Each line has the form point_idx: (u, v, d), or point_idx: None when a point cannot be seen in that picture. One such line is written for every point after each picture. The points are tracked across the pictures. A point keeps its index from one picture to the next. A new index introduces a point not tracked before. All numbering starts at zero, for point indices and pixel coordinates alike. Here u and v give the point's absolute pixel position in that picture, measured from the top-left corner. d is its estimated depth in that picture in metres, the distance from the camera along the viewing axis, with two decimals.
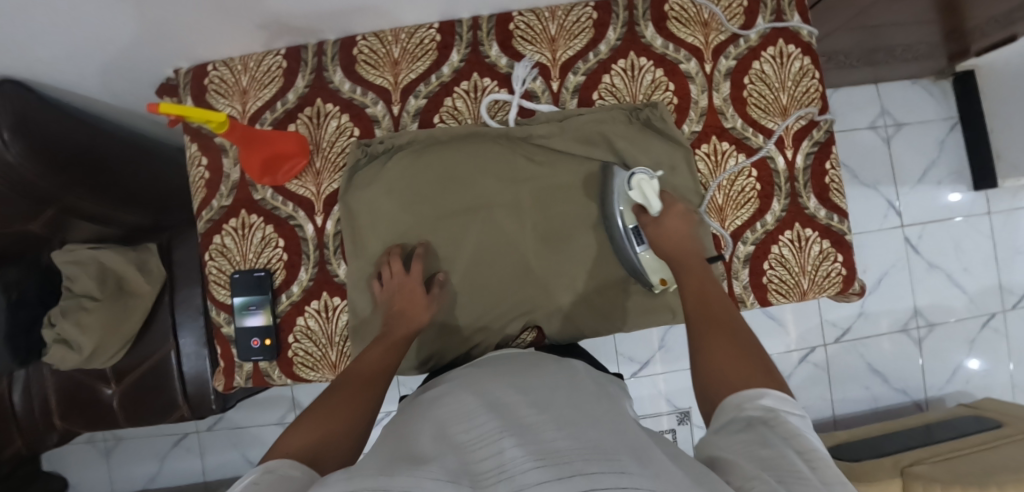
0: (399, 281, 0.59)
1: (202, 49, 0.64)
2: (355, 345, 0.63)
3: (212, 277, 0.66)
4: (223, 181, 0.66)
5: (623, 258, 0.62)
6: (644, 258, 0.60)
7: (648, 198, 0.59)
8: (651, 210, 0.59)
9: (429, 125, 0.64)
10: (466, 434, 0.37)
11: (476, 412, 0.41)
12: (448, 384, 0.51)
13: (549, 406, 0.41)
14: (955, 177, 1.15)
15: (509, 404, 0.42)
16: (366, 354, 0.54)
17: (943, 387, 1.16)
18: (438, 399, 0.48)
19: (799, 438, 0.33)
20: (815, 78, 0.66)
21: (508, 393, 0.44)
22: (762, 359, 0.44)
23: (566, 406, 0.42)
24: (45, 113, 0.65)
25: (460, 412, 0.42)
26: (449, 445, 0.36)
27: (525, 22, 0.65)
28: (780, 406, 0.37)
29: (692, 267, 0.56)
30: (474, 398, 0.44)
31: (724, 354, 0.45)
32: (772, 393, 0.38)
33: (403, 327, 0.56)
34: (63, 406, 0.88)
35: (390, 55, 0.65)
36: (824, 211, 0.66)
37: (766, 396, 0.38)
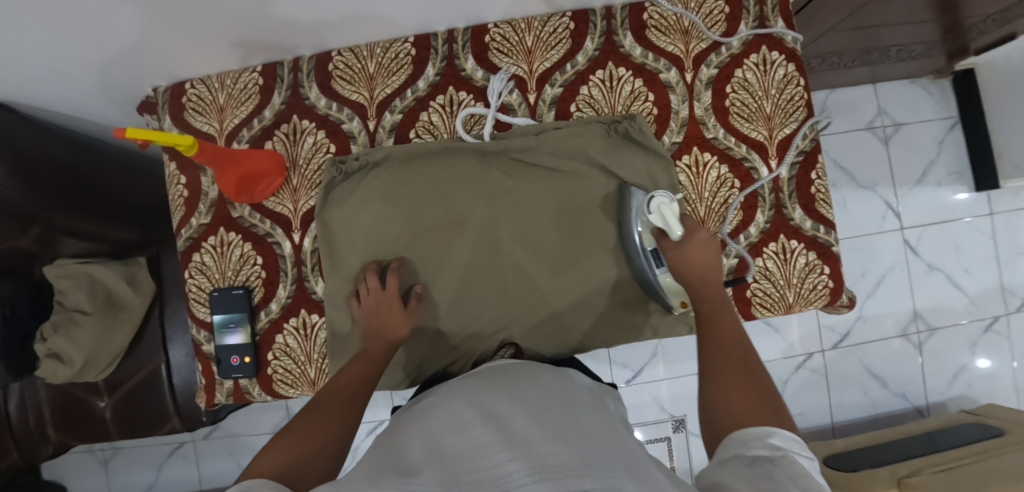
0: (375, 297, 0.58)
1: (178, 68, 0.64)
2: (333, 362, 0.63)
3: (192, 295, 0.66)
4: (201, 199, 0.66)
5: (640, 277, 0.61)
6: (663, 281, 0.59)
7: (670, 222, 0.57)
8: (672, 235, 0.57)
9: (405, 140, 0.64)
10: (461, 447, 0.37)
11: (470, 422, 0.40)
12: (435, 395, 0.50)
13: (540, 416, 0.41)
14: (955, 177, 1.12)
15: (502, 415, 0.41)
16: (345, 371, 0.53)
17: (944, 392, 1.14)
18: (430, 407, 0.47)
19: (805, 478, 0.31)
20: (801, 86, 0.64)
21: (503, 402, 0.44)
22: (772, 397, 0.43)
23: (557, 416, 0.42)
24: (25, 131, 0.67)
25: (452, 420, 0.42)
26: (440, 460, 0.36)
27: (501, 34, 0.64)
28: (789, 447, 0.35)
29: (709, 293, 0.54)
30: (468, 407, 0.44)
31: (735, 392, 0.43)
32: (783, 432, 0.37)
33: (381, 342, 0.55)
34: (57, 418, 0.89)
35: (365, 70, 0.64)
36: (810, 222, 0.64)
37: (774, 435, 0.36)
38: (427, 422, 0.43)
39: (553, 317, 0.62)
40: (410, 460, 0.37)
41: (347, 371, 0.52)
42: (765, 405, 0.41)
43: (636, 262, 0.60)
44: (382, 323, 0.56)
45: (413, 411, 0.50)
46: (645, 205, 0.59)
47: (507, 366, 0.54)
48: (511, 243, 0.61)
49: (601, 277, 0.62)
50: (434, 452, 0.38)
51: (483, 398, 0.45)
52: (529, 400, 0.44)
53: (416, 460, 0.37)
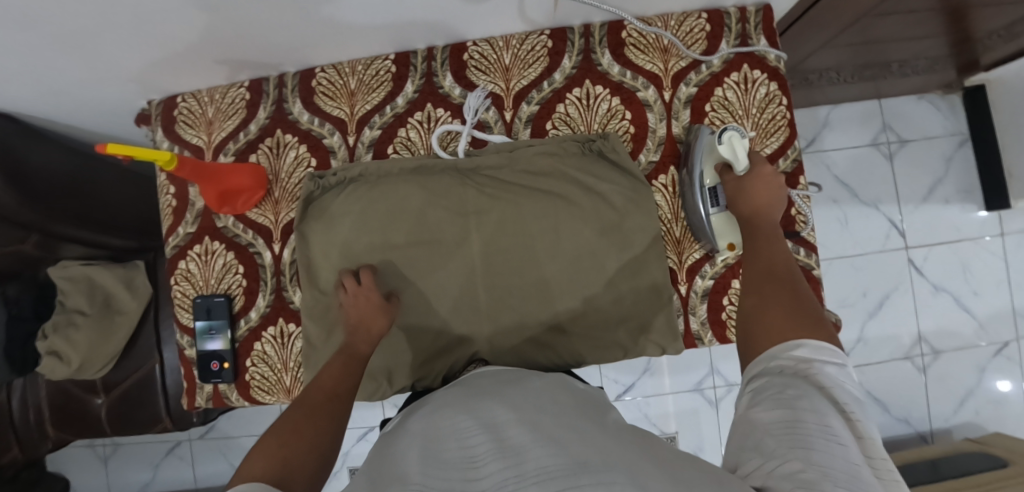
0: (351, 300, 0.58)
1: (168, 82, 0.67)
2: (307, 372, 0.64)
3: (177, 301, 0.68)
4: (189, 208, 0.68)
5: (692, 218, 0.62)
6: (714, 220, 0.60)
7: (737, 155, 0.57)
8: (736, 168, 0.57)
9: (383, 155, 0.65)
10: (457, 453, 0.40)
11: (465, 432, 0.43)
12: (426, 413, 0.52)
13: (530, 424, 0.42)
14: (964, 195, 1.08)
15: (499, 422, 0.43)
16: (328, 368, 0.53)
17: (950, 418, 1.09)
18: (426, 421, 0.48)
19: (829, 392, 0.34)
20: (782, 105, 0.63)
21: (499, 409, 0.46)
22: (810, 311, 0.43)
23: (547, 424, 0.42)
24: (27, 142, 0.72)
25: (448, 432, 0.44)
26: (442, 461, 0.39)
27: (479, 52, 0.65)
28: (816, 356, 0.37)
29: (761, 226, 0.54)
30: (463, 417, 0.46)
31: (776, 306, 0.44)
32: (811, 343, 0.38)
33: (361, 341, 0.55)
34: (55, 415, 0.93)
35: (347, 87, 0.66)
36: (790, 244, 0.62)
37: (802, 346, 0.38)
38: (421, 435, 0.45)
39: (538, 330, 0.62)
40: (409, 467, 0.39)
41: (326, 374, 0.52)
42: (804, 319, 0.41)
43: (692, 198, 0.61)
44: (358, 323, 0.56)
45: (402, 430, 0.51)
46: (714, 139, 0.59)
47: (489, 384, 0.54)
48: (489, 258, 0.61)
49: (585, 291, 0.61)
50: (432, 457, 0.40)
51: (480, 408, 0.47)
52: (523, 409, 0.46)
53: (412, 466, 0.38)
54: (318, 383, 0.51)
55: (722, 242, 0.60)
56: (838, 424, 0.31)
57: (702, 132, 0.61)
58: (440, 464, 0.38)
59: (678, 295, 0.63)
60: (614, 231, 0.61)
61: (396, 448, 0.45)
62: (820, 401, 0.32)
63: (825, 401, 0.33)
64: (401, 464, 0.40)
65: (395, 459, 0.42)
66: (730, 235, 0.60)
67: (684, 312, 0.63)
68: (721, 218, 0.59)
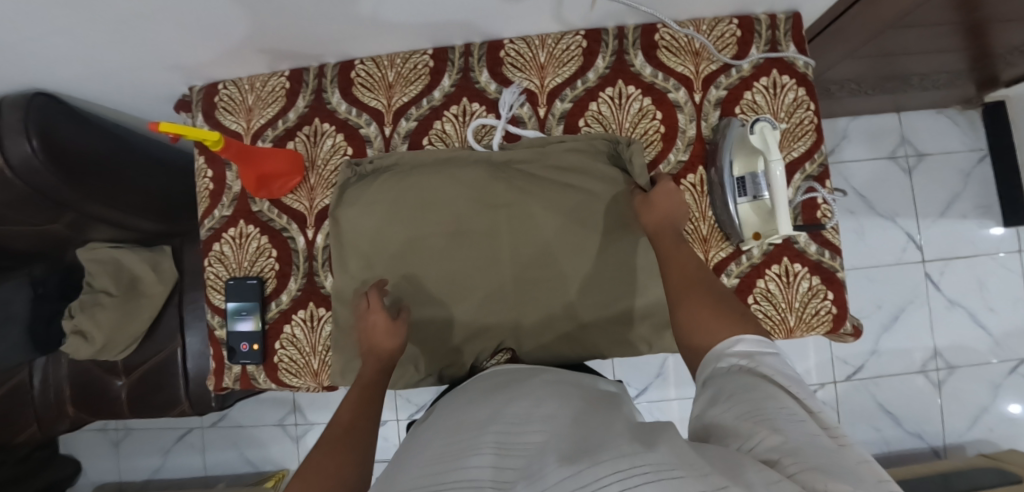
0: (369, 318, 0.59)
1: (212, 70, 0.69)
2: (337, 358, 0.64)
3: (209, 282, 0.69)
4: (225, 192, 0.69)
5: (720, 210, 0.63)
6: (742, 210, 0.60)
7: (770, 144, 0.58)
8: (769, 156, 0.58)
9: (418, 147, 0.67)
10: (487, 438, 0.41)
11: (492, 419, 0.44)
12: (442, 412, 0.54)
13: (554, 421, 0.42)
14: (982, 211, 1.09)
15: (526, 415, 0.44)
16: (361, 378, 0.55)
17: (963, 434, 1.09)
18: (437, 420, 0.51)
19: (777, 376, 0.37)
20: (810, 110, 0.64)
21: (523, 402, 0.47)
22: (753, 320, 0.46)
23: (568, 417, 0.43)
24: (68, 121, 0.71)
25: (470, 423, 0.45)
26: (467, 449, 0.40)
27: (516, 50, 0.66)
28: (756, 348, 0.41)
29: (664, 238, 0.56)
30: (487, 409, 0.47)
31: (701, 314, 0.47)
32: (749, 337, 0.42)
33: (373, 362, 0.57)
34: (75, 395, 0.94)
35: (385, 79, 0.68)
36: (815, 246, 0.63)
37: (742, 342, 0.42)
38: (442, 432, 0.46)
39: (562, 326, 0.63)
40: (432, 464, 0.39)
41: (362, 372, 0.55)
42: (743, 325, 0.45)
43: (722, 190, 0.62)
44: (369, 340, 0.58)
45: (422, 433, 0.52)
46: (746, 131, 0.60)
47: (501, 380, 0.55)
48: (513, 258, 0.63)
49: (606, 291, 0.62)
50: (459, 447, 0.41)
51: (506, 401, 0.48)
52: (546, 405, 0.46)
53: (437, 463, 0.39)
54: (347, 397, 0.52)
55: (748, 233, 0.61)
56: (791, 403, 0.34)
57: (732, 124, 0.62)
58: (468, 452, 0.39)
59: None
60: (632, 231, 0.63)
61: (421, 448, 0.46)
62: (773, 388, 0.36)
63: (774, 385, 0.36)
64: (423, 462, 0.40)
65: (420, 456, 0.43)
66: (758, 227, 0.61)
67: None
68: (749, 208, 0.60)
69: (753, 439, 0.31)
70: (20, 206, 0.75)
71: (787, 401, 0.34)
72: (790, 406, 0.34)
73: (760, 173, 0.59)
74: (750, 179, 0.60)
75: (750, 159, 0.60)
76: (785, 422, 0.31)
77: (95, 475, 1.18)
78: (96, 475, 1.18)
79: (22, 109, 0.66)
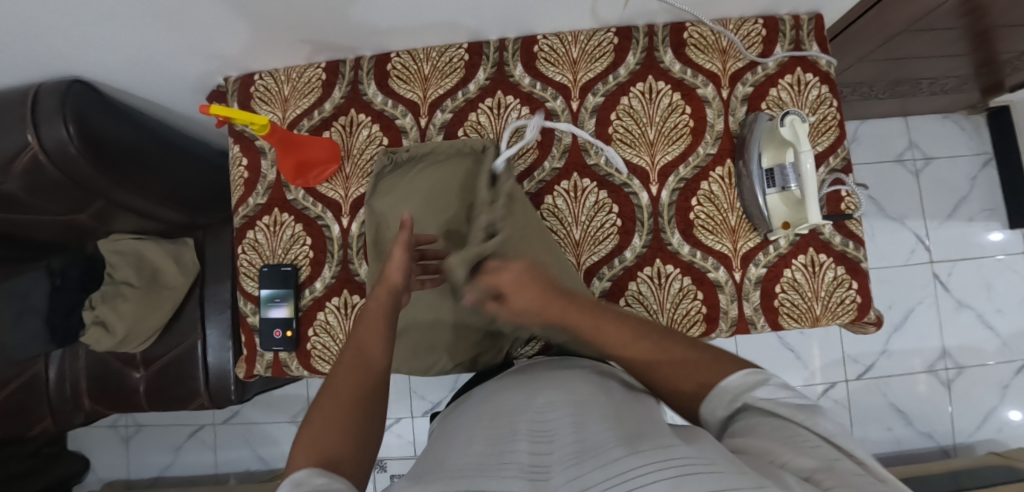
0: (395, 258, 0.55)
1: (250, 60, 0.70)
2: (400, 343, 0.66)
3: (243, 270, 0.70)
4: (260, 181, 0.70)
5: (748, 201, 0.65)
6: (770, 201, 0.63)
7: (800, 137, 0.59)
8: (798, 147, 0.59)
9: (453, 137, 0.68)
10: (519, 426, 0.44)
11: (524, 410, 0.47)
12: (476, 405, 0.54)
13: (587, 406, 0.45)
14: (988, 214, 1.12)
15: (554, 401, 0.46)
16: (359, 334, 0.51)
17: (972, 434, 1.11)
18: (465, 422, 0.51)
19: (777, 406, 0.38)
20: (833, 107, 0.67)
21: (557, 391, 0.49)
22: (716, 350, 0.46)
23: (608, 405, 0.45)
24: (103, 110, 0.72)
25: (506, 412, 0.48)
26: (505, 437, 0.42)
27: (549, 45, 0.68)
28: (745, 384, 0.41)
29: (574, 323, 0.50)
30: (519, 399, 0.50)
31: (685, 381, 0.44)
32: (732, 378, 0.42)
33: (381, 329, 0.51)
34: (92, 388, 0.93)
35: (421, 72, 0.69)
36: (839, 237, 0.65)
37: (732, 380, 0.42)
38: (477, 419, 0.49)
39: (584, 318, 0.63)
40: (470, 446, 0.42)
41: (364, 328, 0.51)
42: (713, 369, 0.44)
43: (750, 180, 0.64)
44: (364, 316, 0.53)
45: (457, 424, 0.52)
46: (776, 123, 0.62)
47: (516, 379, 0.56)
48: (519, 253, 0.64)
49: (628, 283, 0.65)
50: (495, 434, 0.44)
51: (534, 390, 0.50)
52: (577, 391, 0.48)
53: (475, 445, 0.42)
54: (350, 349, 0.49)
55: (777, 222, 0.63)
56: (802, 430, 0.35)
57: (759, 118, 0.64)
58: (505, 439, 0.42)
59: (733, 280, 0.65)
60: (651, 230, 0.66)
61: (457, 433, 0.49)
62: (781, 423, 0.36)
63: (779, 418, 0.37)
64: (464, 444, 0.43)
65: (458, 441, 0.46)
66: (785, 216, 0.63)
67: (739, 298, 0.65)
68: (776, 198, 0.63)
69: (773, 460, 0.32)
70: (49, 193, 0.75)
71: (797, 430, 0.35)
72: (807, 436, 0.34)
73: (789, 164, 0.61)
74: (778, 171, 0.62)
75: (779, 152, 0.62)
76: (800, 449, 0.33)
77: (104, 472, 1.17)
78: (104, 472, 1.17)
79: (60, 97, 0.67)
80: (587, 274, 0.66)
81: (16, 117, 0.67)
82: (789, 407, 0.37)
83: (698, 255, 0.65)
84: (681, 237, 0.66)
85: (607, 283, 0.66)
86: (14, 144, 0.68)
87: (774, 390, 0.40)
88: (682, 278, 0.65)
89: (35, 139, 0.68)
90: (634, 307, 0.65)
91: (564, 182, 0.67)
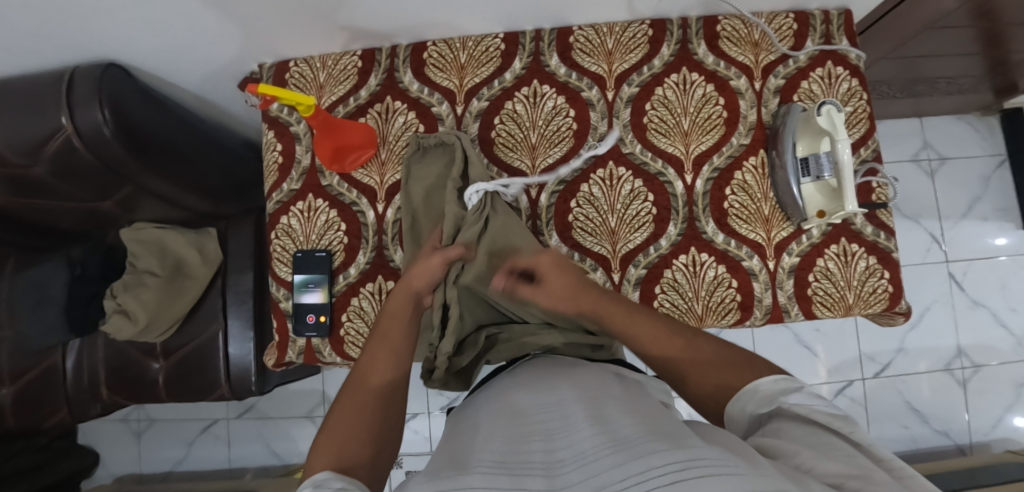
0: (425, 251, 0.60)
1: (287, 47, 0.71)
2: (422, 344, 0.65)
3: (276, 255, 0.70)
4: (294, 166, 0.70)
5: (781, 189, 0.65)
6: (806, 190, 0.63)
7: (837, 125, 0.60)
8: (837, 136, 0.60)
9: (489, 126, 0.69)
10: (532, 427, 0.43)
11: (537, 408, 0.47)
12: (491, 397, 0.53)
13: (601, 402, 0.45)
14: (1002, 214, 1.13)
15: (564, 399, 0.47)
16: (383, 330, 0.54)
17: (988, 432, 1.12)
18: (476, 417, 0.51)
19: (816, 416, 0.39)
20: (863, 99, 0.67)
21: (566, 388, 0.49)
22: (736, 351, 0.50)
23: (620, 401, 0.46)
24: (136, 94, 0.71)
25: (521, 411, 0.47)
26: (520, 436, 0.41)
27: (585, 36, 0.69)
28: (776, 392, 0.43)
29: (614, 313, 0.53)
30: (532, 397, 0.49)
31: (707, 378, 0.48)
32: (764, 382, 0.44)
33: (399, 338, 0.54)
34: (110, 378, 0.92)
35: (457, 60, 0.70)
36: (871, 228, 0.66)
37: (761, 386, 0.44)
38: (491, 415, 0.48)
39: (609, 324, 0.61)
40: (489, 444, 0.41)
41: (379, 340, 0.53)
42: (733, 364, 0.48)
43: (786, 170, 0.65)
44: (383, 320, 0.55)
45: (471, 417, 0.52)
46: (812, 113, 0.63)
47: (551, 364, 0.56)
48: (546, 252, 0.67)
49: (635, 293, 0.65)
50: (509, 433, 0.43)
51: (550, 387, 0.50)
52: (589, 387, 0.49)
53: (494, 440, 0.41)
54: (368, 358, 0.53)
55: (812, 210, 0.64)
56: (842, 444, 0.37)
57: (794, 109, 0.65)
58: (521, 438, 0.41)
59: (767, 269, 0.65)
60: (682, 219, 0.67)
61: (471, 429, 0.48)
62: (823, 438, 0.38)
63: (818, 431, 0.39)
64: (482, 440, 0.42)
65: (475, 436, 0.45)
66: (820, 205, 0.64)
67: (773, 287, 0.66)
68: (811, 189, 0.64)
69: (800, 466, 0.34)
70: (80, 177, 0.74)
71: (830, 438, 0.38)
72: (837, 443, 0.37)
73: (824, 153, 0.62)
74: (814, 159, 0.62)
75: (815, 142, 0.63)
76: (834, 456, 0.35)
77: (115, 466, 1.16)
78: (116, 466, 1.16)
79: (96, 80, 0.67)
80: (622, 262, 0.67)
81: (51, 99, 0.67)
82: (827, 414, 0.39)
83: (731, 244, 0.66)
84: (716, 226, 0.67)
85: (643, 270, 0.66)
86: (47, 127, 0.68)
87: (811, 397, 0.42)
88: (717, 266, 0.66)
89: (70, 123, 0.67)
90: (670, 294, 0.66)
91: (600, 170, 0.68)
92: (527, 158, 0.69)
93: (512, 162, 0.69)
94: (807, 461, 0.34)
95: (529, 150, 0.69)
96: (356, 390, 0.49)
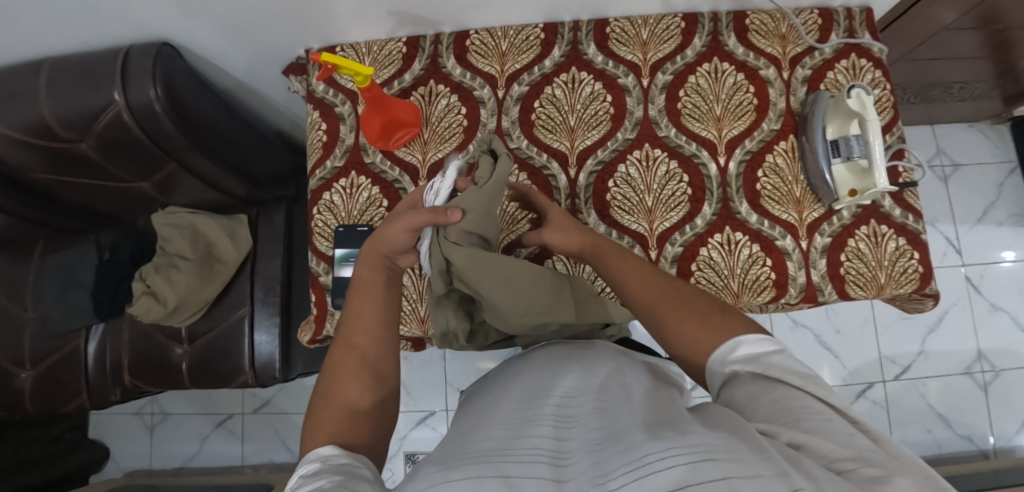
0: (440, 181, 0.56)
1: (335, 34, 0.74)
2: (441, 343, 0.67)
3: (317, 230, 0.72)
4: (338, 145, 0.73)
5: (813, 171, 0.67)
6: (836, 172, 0.66)
7: (867, 107, 0.63)
8: (867, 116, 0.63)
9: (529, 109, 0.72)
10: (542, 410, 0.41)
11: (549, 392, 0.44)
12: (513, 377, 0.51)
13: (610, 390, 0.43)
14: (1016, 219, 1.16)
15: (576, 388, 0.44)
16: (360, 314, 0.52)
17: (1012, 437, 1.12)
18: (487, 403, 0.47)
19: (799, 378, 0.38)
20: (887, 89, 0.71)
21: (569, 375, 0.47)
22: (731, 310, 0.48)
23: (632, 391, 0.42)
24: (184, 75, 0.73)
25: (523, 399, 0.44)
26: (527, 419, 0.40)
27: (620, 27, 0.72)
28: (755, 351, 0.42)
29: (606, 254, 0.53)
30: (529, 385, 0.47)
31: (703, 324, 0.46)
32: (748, 339, 0.43)
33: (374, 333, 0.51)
34: (132, 362, 0.91)
35: (498, 48, 0.73)
36: (899, 210, 0.68)
37: (742, 345, 0.43)
38: (501, 398, 0.46)
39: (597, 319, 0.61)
40: (493, 431, 0.39)
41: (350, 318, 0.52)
42: (728, 317, 0.47)
43: (816, 151, 0.67)
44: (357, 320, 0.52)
45: (477, 404, 0.49)
46: (840, 96, 0.65)
47: (559, 352, 0.53)
48: None
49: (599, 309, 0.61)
50: (521, 417, 0.41)
51: (548, 375, 0.48)
52: (606, 373, 0.47)
53: (500, 429, 0.39)
54: (346, 335, 0.51)
55: (843, 190, 0.66)
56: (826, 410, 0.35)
57: (822, 94, 0.68)
58: (528, 423, 0.39)
59: (800, 249, 0.67)
60: (712, 201, 0.69)
61: (482, 413, 0.45)
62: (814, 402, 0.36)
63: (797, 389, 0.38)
64: (487, 426, 0.41)
65: (479, 427, 0.42)
66: (852, 185, 0.66)
67: (807, 266, 0.67)
68: (841, 169, 0.66)
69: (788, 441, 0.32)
70: (125, 153, 0.76)
71: (810, 399, 0.36)
72: (816, 405, 0.36)
73: (853, 136, 0.65)
74: (843, 141, 0.65)
75: (845, 124, 0.66)
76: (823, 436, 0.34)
77: (127, 460, 1.15)
78: (128, 460, 1.15)
79: (151, 58, 0.69)
80: (659, 239, 0.69)
81: (105, 74, 0.69)
82: (803, 377, 0.38)
83: (762, 225, 0.68)
84: (749, 207, 0.69)
85: (679, 248, 0.68)
86: (95, 102, 0.69)
87: (791, 359, 0.40)
88: (751, 245, 0.68)
89: (121, 97, 0.69)
90: (705, 271, 0.68)
91: (636, 152, 0.70)
92: (565, 140, 0.71)
93: (550, 143, 0.71)
94: (794, 437, 0.32)
95: (568, 133, 0.71)
96: (341, 373, 0.48)
